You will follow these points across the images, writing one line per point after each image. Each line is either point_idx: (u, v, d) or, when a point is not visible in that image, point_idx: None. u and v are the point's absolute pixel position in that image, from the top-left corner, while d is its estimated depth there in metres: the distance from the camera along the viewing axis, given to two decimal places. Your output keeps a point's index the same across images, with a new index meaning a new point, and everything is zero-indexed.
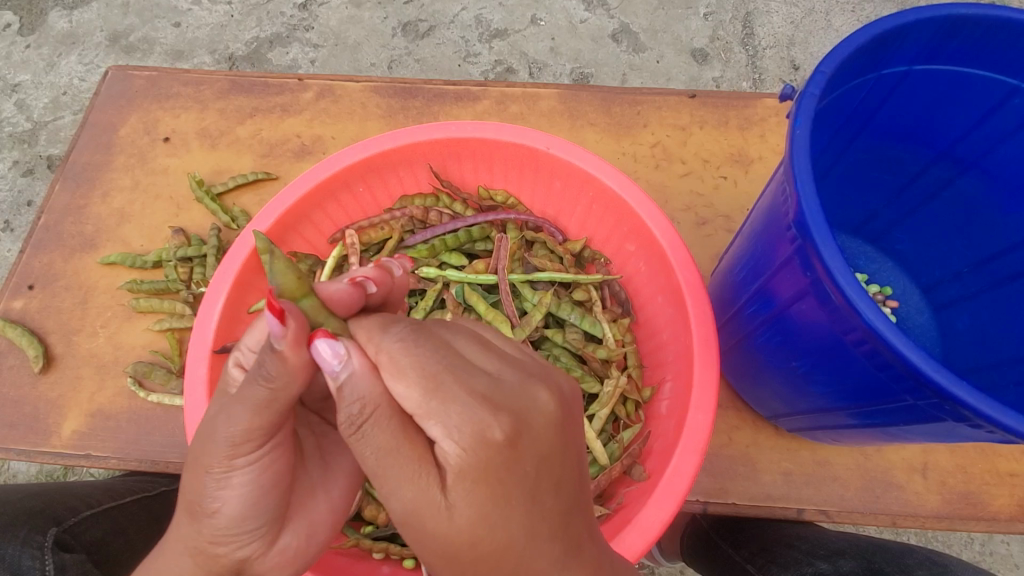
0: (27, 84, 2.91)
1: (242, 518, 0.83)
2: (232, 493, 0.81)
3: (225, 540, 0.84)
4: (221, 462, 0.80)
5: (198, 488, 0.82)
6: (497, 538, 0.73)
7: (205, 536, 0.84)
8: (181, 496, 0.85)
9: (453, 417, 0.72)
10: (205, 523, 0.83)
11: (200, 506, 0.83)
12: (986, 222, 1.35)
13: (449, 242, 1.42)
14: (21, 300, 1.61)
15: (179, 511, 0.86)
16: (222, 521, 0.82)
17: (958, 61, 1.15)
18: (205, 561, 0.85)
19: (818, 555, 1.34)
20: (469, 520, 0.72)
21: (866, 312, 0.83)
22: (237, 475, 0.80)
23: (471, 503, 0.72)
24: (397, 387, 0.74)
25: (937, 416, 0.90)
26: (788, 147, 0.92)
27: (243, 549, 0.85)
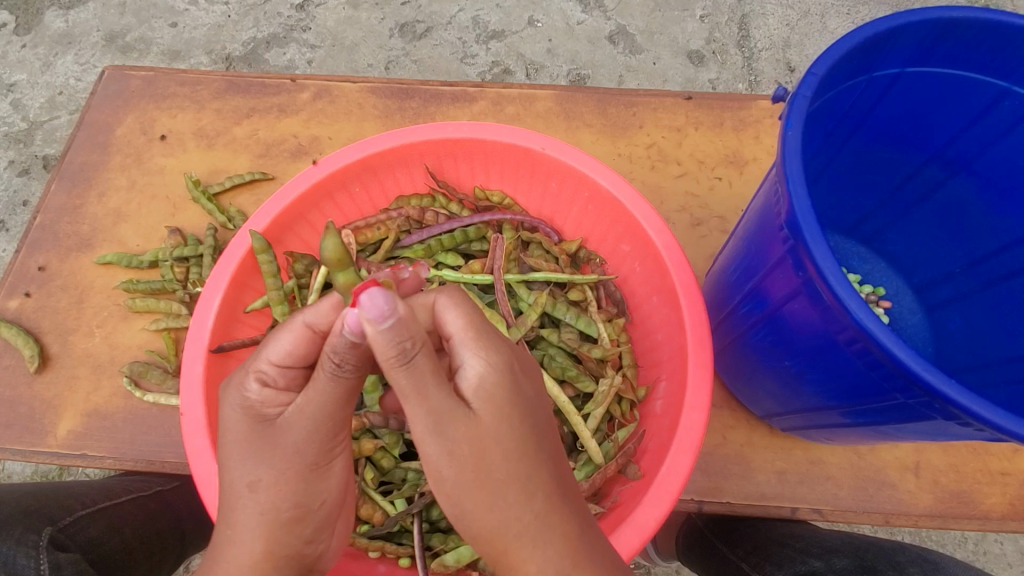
0: (23, 84, 2.91)
1: (330, 504, 0.96)
2: (328, 480, 0.95)
3: (316, 533, 0.94)
4: (323, 456, 0.93)
5: (292, 491, 0.90)
6: (508, 446, 0.85)
7: (303, 535, 0.92)
8: (262, 512, 0.90)
9: (490, 348, 0.89)
10: (303, 520, 0.92)
11: (298, 507, 0.91)
12: (978, 222, 1.36)
13: (445, 242, 1.42)
14: (17, 300, 1.60)
15: (264, 525, 0.90)
16: (318, 511, 0.94)
17: (950, 63, 1.16)
18: (294, 563, 0.92)
19: (812, 553, 1.35)
20: (491, 424, 0.85)
21: (856, 312, 0.84)
22: (334, 462, 0.95)
23: (493, 412, 0.85)
24: (451, 322, 0.91)
25: (928, 415, 0.91)
26: (780, 148, 0.92)
27: (324, 540, 0.97)
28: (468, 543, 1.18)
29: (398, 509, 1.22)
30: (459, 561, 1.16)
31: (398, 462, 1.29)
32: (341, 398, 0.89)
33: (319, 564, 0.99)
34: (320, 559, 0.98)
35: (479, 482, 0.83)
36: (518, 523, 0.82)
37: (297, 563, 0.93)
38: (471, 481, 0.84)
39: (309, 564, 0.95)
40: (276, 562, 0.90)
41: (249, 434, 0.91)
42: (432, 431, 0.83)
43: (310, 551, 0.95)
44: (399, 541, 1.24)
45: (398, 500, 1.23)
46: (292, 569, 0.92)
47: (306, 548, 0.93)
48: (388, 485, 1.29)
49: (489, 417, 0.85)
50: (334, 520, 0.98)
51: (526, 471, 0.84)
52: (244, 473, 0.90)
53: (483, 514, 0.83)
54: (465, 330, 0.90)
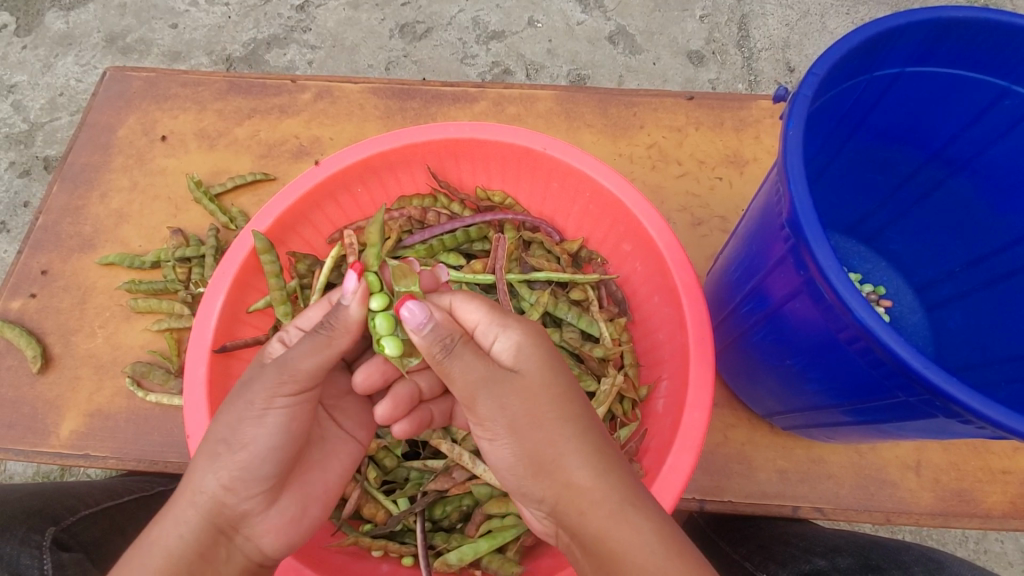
0: (24, 85, 2.91)
1: (264, 457, 0.94)
2: (263, 431, 0.93)
3: (243, 485, 0.93)
4: (263, 398, 0.93)
5: (233, 428, 0.93)
6: (554, 392, 0.92)
7: (223, 477, 0.91)
8: (206, 444, 0.94)
9: (516, 322, 0.96)
10: (228, 461, 0.91)
11: (227, 443, 0.92)
12: (978, 221, 1.37)
13: (447, 242, 1.43)
14: (20, 301, 1.61)
15: (203, 458, 0.93)
16: (247, 458, 0.92)
17: (950, 62, 1.16)
18: (211, 507, 0.91)
19: (815, 551, 1.36)
20: (536, 376, 0.92)
21: (858, 310, 0.84)
22: (274, 415, 0.94)
23: (536, 366, 0.93)
24: (471, 313, 0.98)
25: (929, 413, 0.91)
26: (781, 148, 0.93)
27: (251, 498, 0.94)
28: (470, 542, 1.19)
29: (401, 509, 1.22)
30: (462, 560, 1.16)
31: (401, 461, 1.30)
32: (315, 347, 0.95)
33: (249, 530, 0.95)
34: (246, 521, 0.94)
35: (536, 427, 0.90)
36: (567, 469, 0.88)
37: (213, 509, 0.91)
38: (525, 430, 0.90)
39: (230, 518, 0.93)
40: (195, 499, 0.91)
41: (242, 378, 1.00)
42: (483, 391, 0.91)
43: (233, 504, 0.93)
44: (402, 540, 1.24)
45: (400, 499, 1.23)
46: (209, 517, 0.91)
47: (225, 495, 0.92)
48: (391, 484, 1.29)
49: (534, 373, 0.92)
50: (265, 479, 0.94)
51: (571, 416, 0.91)
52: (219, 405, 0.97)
53: (543, 459, 0.90)
54: (488, 314, 0.97)
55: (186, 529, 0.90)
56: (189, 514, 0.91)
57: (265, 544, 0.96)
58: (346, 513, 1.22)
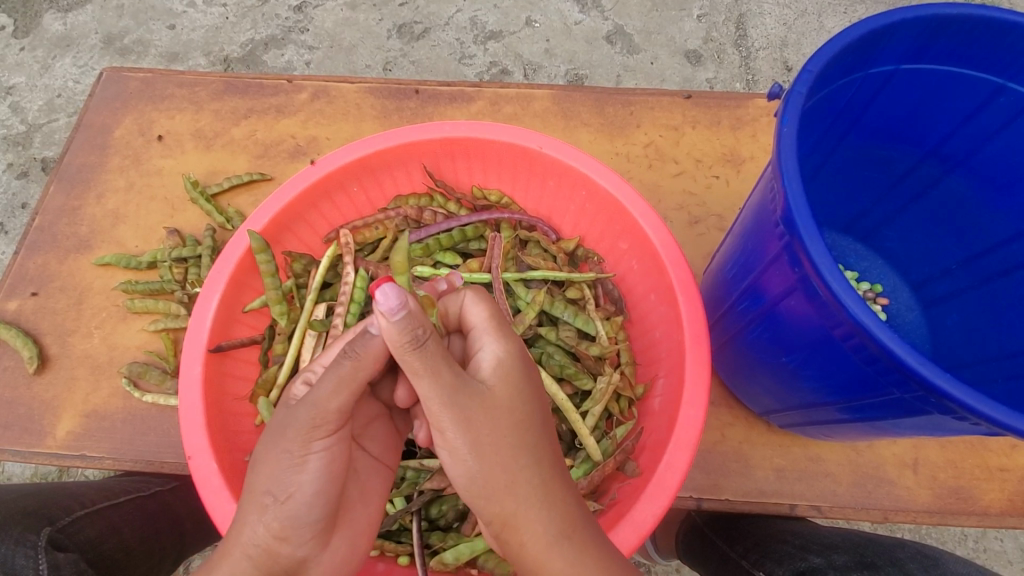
0: (21, 87, 2.91)
1: (310, 503, 0.92)
2: (307, 476, 0.92)
3: (295, 534, 0.91)
4: (300, 445, 0.91)
5: (272, 476, 0.91)
6: (516, 418, 0.91)
7: (273, 529, 0.90)
8: (249, 499, 0.92)
9: (507, 337, 0.97)
10: (276, 513, 0.90)
11: (271, 493, 0.91)
12: (974, 218, 1.37)
13: (443, 242, 1.42)
14: (16, 302, 1.60)
15: (249, 513, 0.91)
16: (294, 505, 0.90)
17: (945, 59, 1.16)
18: (266, 560, 0.90)
19: (812, 549, 1.35)
20: (506, 397, 0.92)
21: (852, 307, 0.84)
22: (313, 458, 0.92)
23: (508, 388, 0.93)
24: (474, 315, 0.99)
25: (923, 409, 0.91)
26: (776, 145, 0.93)
27: (304, 544, 0.92)
28: (467, 541, 1.18)
29: (398, 507, 1.23)
30: (458, 559, 1.16)
31: (398, 460, 1.29)
32: (340, 384, 0.92)
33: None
34: (305, 567, 0.93)
35: (497, 450, 0.88)
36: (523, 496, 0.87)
37: (267, 559, 0.90)
38: (486, 447, 0.88)
39: (286, 567, 0.92)
40: (249, 555, 0.90)
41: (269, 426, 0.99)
42: (447, 402, 0.87)
43: (289, 553, 0.91)
44: (398, 539, 1.24)
45: (396, 499, 1.24)
46: (265, 568, 0.90)
47: (277, 545, 0.90)
48: (386, 484, 1.30)
49: (501, 393, 0.92)
50: (316, 523, 0.92)
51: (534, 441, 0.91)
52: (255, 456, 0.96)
53: (496, 479, 0.88)
54: (488, 321, 0.98)
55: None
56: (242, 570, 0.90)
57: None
58: None
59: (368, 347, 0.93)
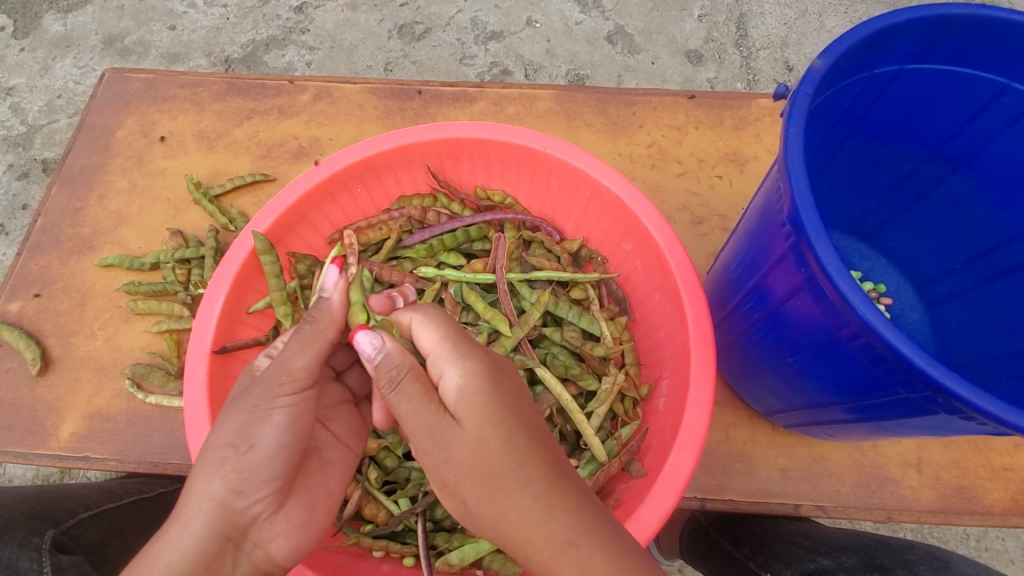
0: (21, 88, 2.91)
1: (269, 460, 0.92)
2: (269, 430, 0.92)
3: (252, 487, 0.90)
4: (266, 398, 0.93)
5: (236, 428, 0.91)
6: (490, 446, 0.87)
7: (231, 481, 0.89)
8: (207, 451, 0.91)
9: (466, 358, 0.92)
10: (236, 463, 0.89)
11: (234, 446, 0.90)
12: (978, 218, 1.37)
13: (447, 242, 1.42)
14: (18, 303, 1.60)
15: (206, 464, 0.90)
16: (256, 459, 0.90)
17: (950, 60, 1.16)
18: (222, 515, 0.89)
19: (820, 551, 1.35)
20: (474, 426, 0.88)
21: (859, 307, 0.84)
22: (278, 414, 0.93)
23: (476, 417, 0.88)
24: (426, 338, 0.95)
25: (930, 409, 0.91)
26: (782, 145, 0.93)
27: (259, 502, 0.91)
28: (472, 542, 1.18)
29: (402, 509, 1.22)
30: (463, 560, 1.16)
31: (402, 461, 1.29)
32: (305, 343, 0.97)
33: (258, 536, 0.93)
34: (255, 526, 0.92)
35: (479, 481, 0.87)
36: (514, 514, 0.86)
37: (222, 514, 0.89)
38: (468, 478, 0.88)
39: (240, 525, 0.90)
40: (205, 507, 0.88)
41: (231, 389, 0.99)
42: (428, 443, 0.89)
43: (243, 509, 0.90)
44: (404, 540, 1.24)
45: (401, 500, 1.23)
46: (218, 524, 0.89)
47: (233, 499, 0.89)
48: (392, 484, 1.28)
49: (471, 424, 0.88)
50: (275, 480, 0.93)
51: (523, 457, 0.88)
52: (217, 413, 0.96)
53: (484, 507, 0.88)
54: (441, 346, 0.93)
55: (193, 540, 0.87)
56: (197, 524, 0.88)
57: (274, 549, 0.94)
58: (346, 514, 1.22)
59: (324, 307, 1.00)
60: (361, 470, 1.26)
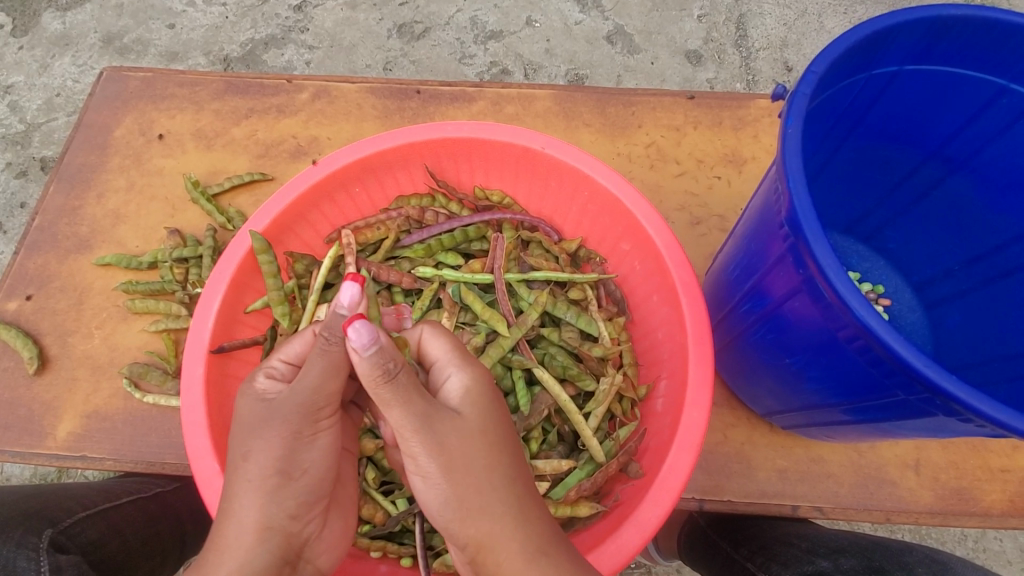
0: (20, 86, 2.90)
1: (317, 481, 0.96)
2: (316, 454, 0.96)
3: (303, 510, 0.94)
4: (309, 426, 0.94)
5: (280, 455, 0.92)
6: (490, 439, 0.93)
7: (288, 507, 0.92)
8: (250, 481, 0.91)
9: (472, 366, 0.99)
10: (292, 489, 0.92)
11: (282, 473, 0.92)
12: (977, 220, 1.36)
13: (445, 242, 1.42)
14: (16, 302, 1.60)
15: (255, 494, 0.91)
16: (303, 482, 0.94)
17: (948, 61, 1.16)
18: (281, 541, 0.91)
19: (818, 553, 1.35)
20: (475, 419, 0.94)
21: (858, 309, 0.84)
22: (321, 437, 0.97)
23: (478, 413, 0.95)
24: (437, 347, 1.00)
25: (928, 411, 0.91)
26: (780, 146, 0.92)
27: (309, 522, 0.96)
28: None
29: (401, 509, 1.22)
30: None
31: None
32: (331, 369, 0.92)
33: (308, 554, 0.97)
34: (307, 545, 0.96)
35: (472, 469, 0.90)
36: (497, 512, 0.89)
37: (282, 541, 0.91)
38: (460, 464, 0.90)
39: (296, 546, 0.94)
40: (260, 535, 0.90)
41: (249, 415, 0.96)
42: (424, 429, 0.89)
43: (297, 531, 0.94)
44: (401, 541, 1.24)
45: (399, 500, 1.23)
46: (278, 550, 0.91)
47: (289, 524, 0.92)
48: (391, 485, 1.28)
49: (473, 419, 0.94)
50: (321, 499, 0.97)
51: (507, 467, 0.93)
52: (244, 445, 0.94)
53: (471, 497, 0.89)
54: (450, 354, 0.99)
55: (251, 569, 0.88)
56: (252, 552, 0.89)
57: (322, 563, 0.99)
58: None
59: (347, 331, 0.91)
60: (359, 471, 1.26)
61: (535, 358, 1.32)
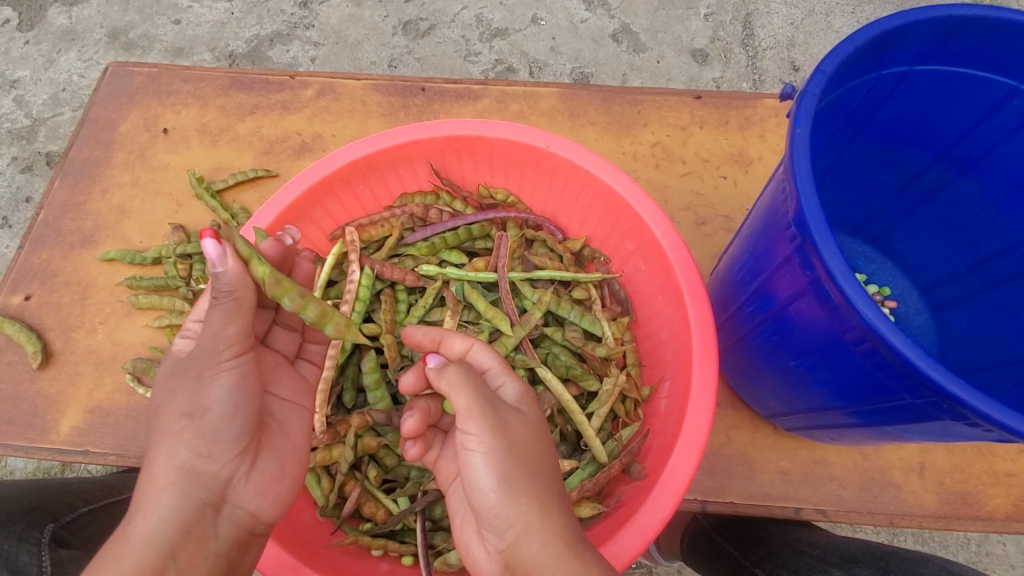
0: (26, 80, 2.91)
1: (228, 419, 0.98)
2: (220, 392, 0.98)
3: (217, 449, 0.98)
4: (208, 365, 0.98)
5: (183, 398, 0.97)
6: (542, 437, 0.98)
7: (196, 447, 0.96)
8: (165, 427, 0.97)
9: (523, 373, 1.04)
10: (198, 429, 0.96)
11: (187, 416, 0.96)
12: (986, 222, 1.35)
13: (449, 241, 1.41)
14: (20, 297, 1.60)
15: (169, 438, 0.97)
16: (212, 421, 0.97)
17: (959, 61, 1.15)
18: (195, 480, 0.96)
19: (831, 562, 1.33)
20: (534, 418, 1.00)
21: (865, 311, 0.83)
22: (224, 377, 0.99)
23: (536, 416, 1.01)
24: (482, 356, 1.04)
25: (935, 415, 0.90)
26: (788, 146, 0.92)
27: (228, 462, 0.99)
28: None
29: (402, 507, 1.23)
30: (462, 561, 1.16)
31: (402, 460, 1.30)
32: (227, 314, 0.95)
33: (235, 497, 1.01)
34: (232, 487, 1.00)
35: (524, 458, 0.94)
36: (541, 498, 0.92)
37: (198, 481, 0.96)
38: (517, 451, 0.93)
39: (216, 487, 0.98)
40: (175, 476, 0.95)
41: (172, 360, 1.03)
42: (494, 413, 0.95)
43: (215, 471, 0.98)
44: (402, 539, 1.24)
45: (401, 499, 1.23)
46: (195, 491, 0.96)
47: (205, 463, 0.97)
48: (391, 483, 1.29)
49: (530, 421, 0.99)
50: (239, 438, 1.00)
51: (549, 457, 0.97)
52: (162, 394, 1.01)
53: (519, 479, 0.92)
54: (500, 363, 1.04)
55: (168, 510, 0.93)
56: (172, 492, 0.95)
57: (254, 507, 1.02)
58: (346, 512, 1.22)
59: (232, 282, 0.92)
60: (361, 468, 1.26)
61: (538, 358, 1.32)
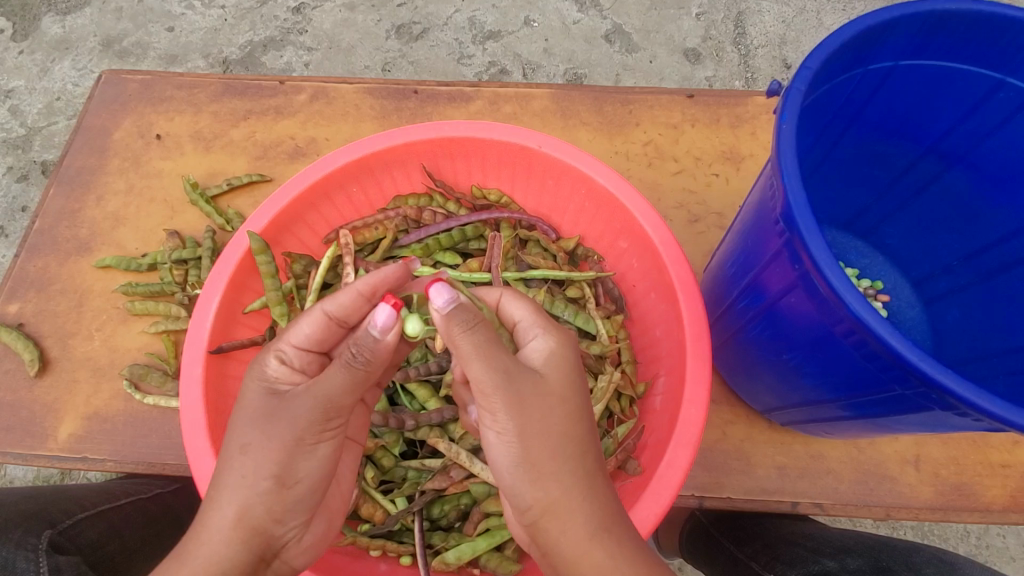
0: (21, 90, 2.91)
1: (309, 488, 0.94)
2: (312, 463, 0.94)
3: (289, 515, 0.92)
4: (313, 432, 0.93)
5: (277, 458, 0.90)
6: (566, 407, 0.91)
7: (274, 511, 0.90)
8: (245, 478, 0.90)
9: (555, 329, 0.98)
10: (280, 495, 0.91)
11: (277, 480, 0.90)
12: (975, 214, 1.36)
13: (443, 242, 1.42)
14: (16, 305, 1.60)
15: (247, 492, 0.89)
16: (295, 490, 0.92)
17: (945, 55, 1.16)
18: (259, 541, 0.90)
19: (826, 553, 1.34)
20: (557, 385, 0.92)
21: (852, 303, 0.84)
22: (321, 448, 0.94)
23: (560, 379, 0.93)
24: (517, 310, 1.03)
25: (925, 406, 0.91)
26: (776, 141, 0.92)
27: (293, 527, 0.94)
28: (469, 541, 1.19)
29: (400, 508, 1.22)
30: (460, 559, 1.16)
31: (399, 460, 1.30)
32: (353, 382, 0.93)
33: (285, 556, 0.95)
34: (286, 548, 0.94)
35: (545, 434, 0.88)
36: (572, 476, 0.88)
37: (262, 542, 0.90)
38: (536, 423, 0.88)
39: (274, 548, 0.92)
40: (243, 534, 0.89)
41: (255, 404, 0.95)
42: (504, 385, 0.87)
43: (279, 535, 0.92)
44: (400, 540, 1.24)
45: (398, 499, 1.23)
46: (256, 551, 0.90)
47: (274, 526, 0.91)
48: (389, 484, 1.29)
49: (552, 382, 0.92)
50: (308, 506, 0.96)
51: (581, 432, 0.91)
52: (242, 435, 0.92)
53: (542, 454, 0.88)
54: (531, 315, 1.01)
55: (231, 561, 0.87)
56: (230, 548, 0.88)
57: (298, 564, 0.98)
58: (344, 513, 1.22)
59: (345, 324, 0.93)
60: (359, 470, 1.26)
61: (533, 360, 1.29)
